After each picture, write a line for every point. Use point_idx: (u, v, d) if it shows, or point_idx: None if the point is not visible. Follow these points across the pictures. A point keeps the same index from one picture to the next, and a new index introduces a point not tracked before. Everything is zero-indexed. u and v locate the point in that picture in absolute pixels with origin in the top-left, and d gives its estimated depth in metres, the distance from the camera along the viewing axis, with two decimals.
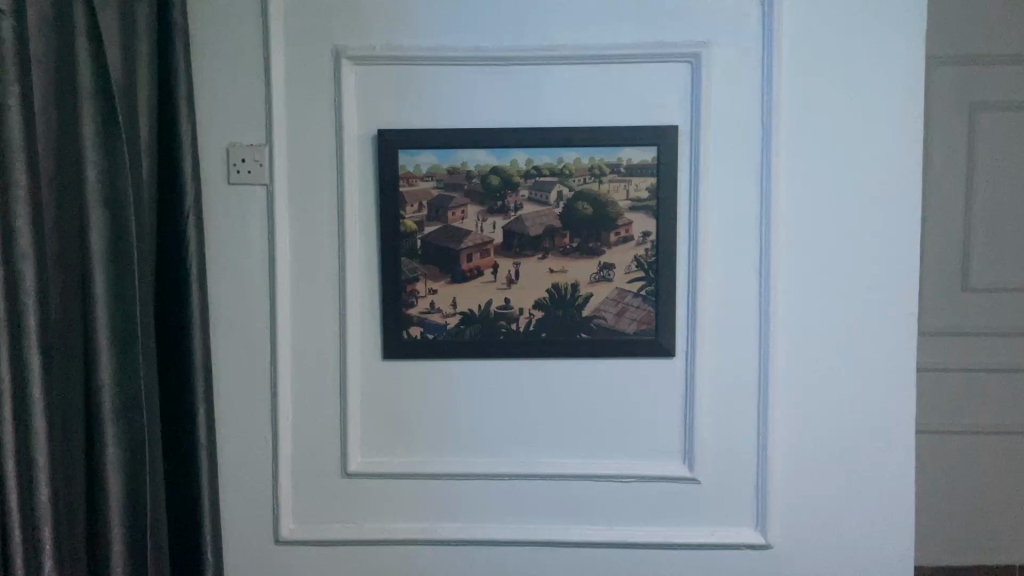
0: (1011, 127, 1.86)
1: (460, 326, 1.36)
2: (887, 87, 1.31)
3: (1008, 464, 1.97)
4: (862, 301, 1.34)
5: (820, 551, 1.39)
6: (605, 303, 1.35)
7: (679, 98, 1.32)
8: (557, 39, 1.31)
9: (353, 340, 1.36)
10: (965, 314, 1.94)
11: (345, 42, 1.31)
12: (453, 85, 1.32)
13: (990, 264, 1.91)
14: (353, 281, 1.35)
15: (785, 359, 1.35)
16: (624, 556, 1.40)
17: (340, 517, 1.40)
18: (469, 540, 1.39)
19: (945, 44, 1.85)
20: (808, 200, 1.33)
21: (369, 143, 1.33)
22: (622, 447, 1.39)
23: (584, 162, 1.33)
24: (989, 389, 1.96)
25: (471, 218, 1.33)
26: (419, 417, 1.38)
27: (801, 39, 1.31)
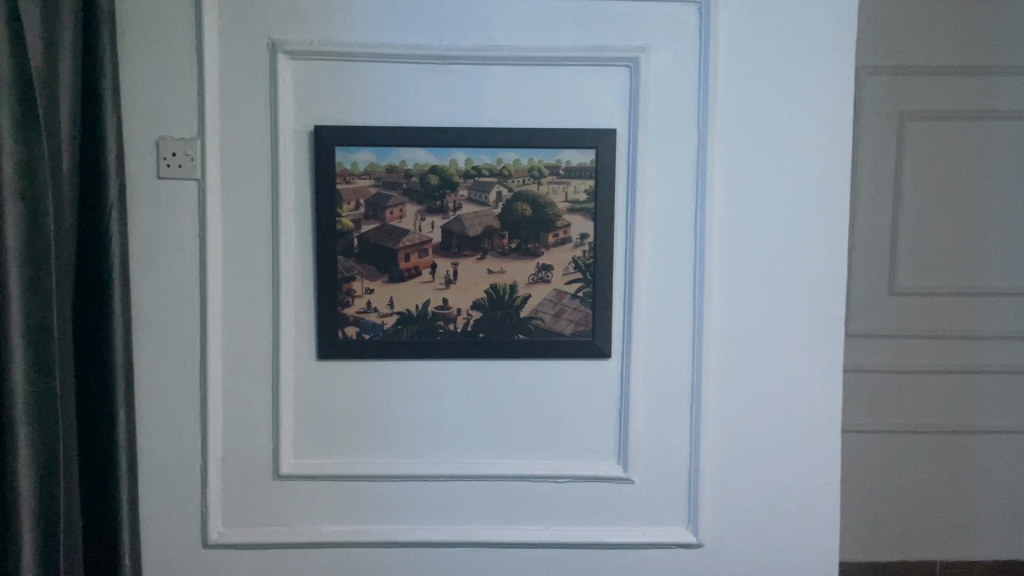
0: (933, 140, 1.94)
1: (397, 326, 1.34)
2: (819, 94, 1.34)
3: (933, 464, 2.05)
4: (794, 303, 1.37)
5: (750, 549, 1.41)
6: (543, 304, 1.35)
7: (618, 101, 1.33)
8: (498, 39, 1.31)
9: (286, 340, 1.33)
10: (891, 315, 2.01)
11: (281, 36, 1.29)
12: (391, 82, 1.31)
13: (915, 270, 1.99)
14: (288, 280, 1.33)
15: (718, 359, 1.37)
16: (557, 557, 1.41)
17: (271, 520, 1.37)
18: (403, 541, 1.38)
19: (873, 56, 1.93)
20: (742, 204, 1.35)
21: (306, 139, 1.31)
22: (558, 448, 1.39)
23: (523, 163, 1.33)
24: (912, 390, 2.03)
25: (410, 218, 1.32)
26: (354, 418, 1.36)
27: (737, 45, 1.33)
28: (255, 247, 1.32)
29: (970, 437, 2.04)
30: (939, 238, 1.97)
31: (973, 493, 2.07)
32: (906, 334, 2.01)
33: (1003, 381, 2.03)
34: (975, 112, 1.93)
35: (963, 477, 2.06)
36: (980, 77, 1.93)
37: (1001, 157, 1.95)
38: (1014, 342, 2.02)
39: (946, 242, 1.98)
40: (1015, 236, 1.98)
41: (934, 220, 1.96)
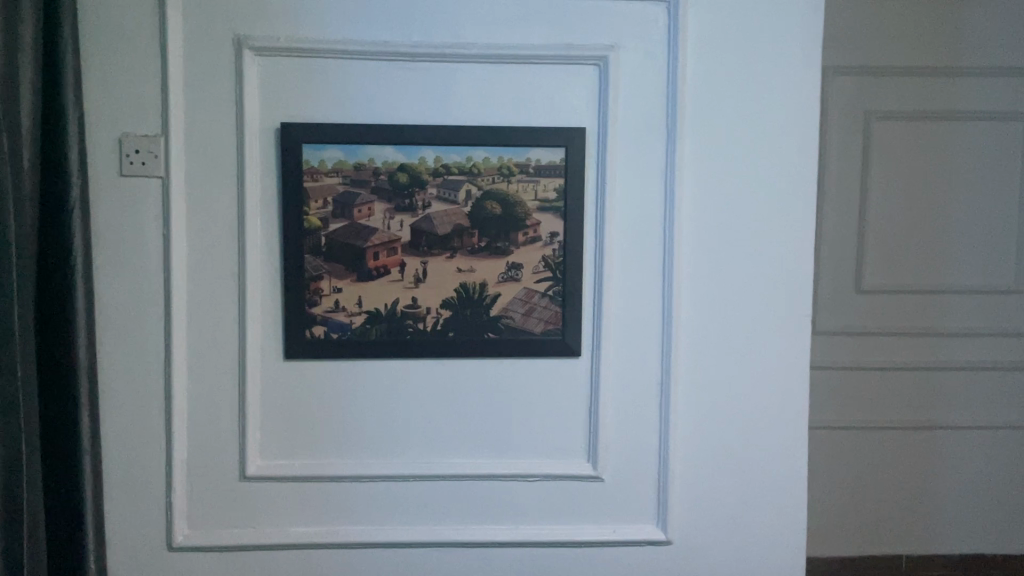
0: (898, 140, 2.04)
1: (366, 325, 1.33)
2: (788, 94, 1.35)
3: (896, 460, 2.14)
4: (762, 301, 1.38)
5: (718, 546, 1.42)
6: (513, 303, 1.35)
7: (587, 100, 1.34)
8: (467, 37, 1.31)
9: (253, 340, 1.32)
10: (859, 313, 2.10)
11: (247, 31, 1.27)
12: (359, 80, 1.30)
13: (881, 267, 2.08)
14: (254, 279, 1.31)
15: (688, 358, 1.38)
16: (527, 556, 1.40)
17: (239, 522, 1.36)
18: (372, 542, 1.37)
19: (839, 57, 2.01)
20: (711, 203, 1.35)
21: (273, 137, 1.30)
22: (528, 447, 1.39)
23: (493, 162, 1.32)
24: (881, 387, 2.12)
25: (378, 216, 1.31)
26: (322, 418, 1.35)
27: (706, 45, 1.33)
28: (221, 246, 1.31)
29: (934, 434, 2.13)
30: (904, 236, 2.07)
31: (938, 489, 2.16)
32: (874, 331, 2.09)
33: (967, 378, 2.12)
34: (938, 112, 2.03)
35: (928, 473, 2.15)
36: (942, 80, 2.03)
37: (963, 158, 2.05)
38: (977, 339, 2.11)
39: (912, 240, 2.07)
40: (977, 234, 2.08)
41: (900, 218, 2.06)
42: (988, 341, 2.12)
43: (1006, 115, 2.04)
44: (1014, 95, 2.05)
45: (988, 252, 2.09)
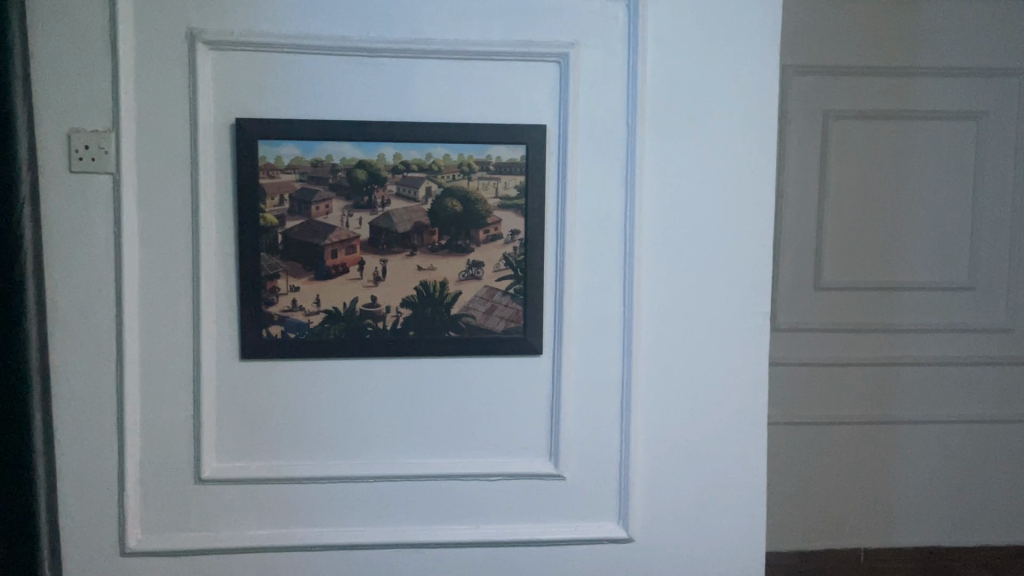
0: (854, 141, 2.13)
1: (324, 325, 1.31)
2: (748, 91, 1.35)
3: (854, 454, 2.22)
4: (723, 299, 1.38)
5: (680, 543, 1.42)
6: (473, 301, 1.34)
7: (547, 97, 1.33)
8: (425, 32, 1.29)
9: (208, 340, 1.29)
10: (818, 310, 2.19)
11: (201, 25, 1.25)
12: (315, 75, 1.28)
13: (839, 265, 2.17)
14: (209, 278, 1.28)
15: (649, 356, 1.38)
16: (489, 556, 1.39)
17: (194, 526, 1.33)
18: (330, 545, 1.35)
19: (797, 58, 2.10)
20: (672, 201, 1.36)
21: (227, 133, 1.27)
22: (489, 446, 1.38)
23: (453, 159, 1.31)
24: (837, 382, 2.20)
25: (336, 213, 1.29)
26: (280, 419, 1.33)
27: (666, 42, 1.33)
28: (174, 244, 1.28)
29: (891, 428, 2.22)
30: (861, 233, 2.16)
31: (895, 481, 2.24)
32: (832, 328, 2.18)
33: (923, 372, 2.21)
34: (895, 111, 2.12)
35: (885, 466, 2.23)
36: (897, 80, 2.13)
37: (917, 159, 2.15)
38: (932, 334, 2.21)
39: (869, 237, 2.17)
40: (931, 232, 2.17)
41: (856, 216, 2.16)
42: (944, 337, 2.21)
43: (958, 118, 2.14)
44: (965, 98, 2.15)
45: (942, 249, 2.18)
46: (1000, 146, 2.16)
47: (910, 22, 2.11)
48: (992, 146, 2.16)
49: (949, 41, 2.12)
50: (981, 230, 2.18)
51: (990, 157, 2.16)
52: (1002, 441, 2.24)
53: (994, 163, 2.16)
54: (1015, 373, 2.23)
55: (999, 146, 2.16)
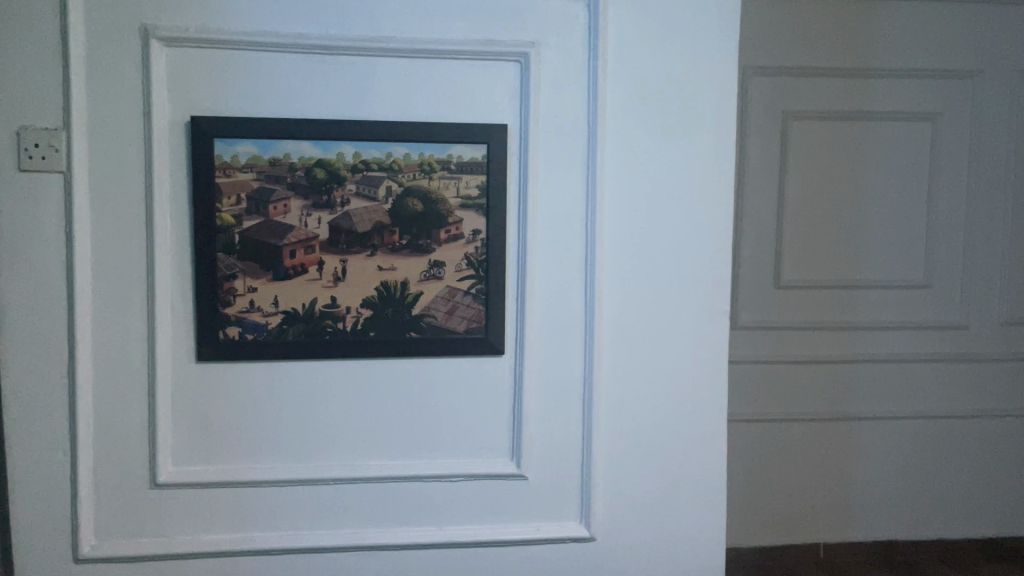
0: (812, 142, 2.19)
1: (282, 326, 1.29)
2: (708, 92, 1.36)
3: (813, 449, 2.27)
4: (684, 299, 1.39)
5: (642, 541, 1.43)
6: (435, 301, 1.33)
7: (508, 96, 1.33)
8: (384, 30, 1.28)
9: (163, 342, 1.27)
10: (777, 308, 2.23)
11: (155, 21, 1.23)
12: (272, 73, 1.26)
13: (799, 264, 2.22)
14: (164, 279, 1.26)
15: (611, 355, 1.38)
16: (451, 557, 1.39)
17: (150, 531, 1.30)
18: (290, 548, 1.33)
19: (757, 58, 2.14)
20: (633, 201, 1.36)
21: (182, 131, 1.25)
22: (451, 447, 1.37)
23: (413, 158, 1.30)
24: (796, 379, 2.25)
25: (295, 213, 1.27)
26: (238, 422, 1.31)
27: (626, 42, 1.34)
28: (128, 244, 1.25)
29: (848, 424, 2.27)
30: (820, 233, 2.22)
31: (852, 476, 2.30)
32: (791, 326, 2.23)
33: (879, 369, 2.27)
34: (852, 112, 2.18)
35: (842, 462, 2.28)
36: (854, 80, 2.18)
37: (874, 160, 2.20)
38: (889, 332, 2.26)
39: (828, 236, 2.22)
40: (888, 232, 2.23)
41: (816, 215, 2.21)
42: (899, 333, 2.27)
43: (912, 119, 2.20)
44: (921, 99, 2.21)
45: (899, 248, 2.24)
46: (953, 146, 2.22)
47: (866, 26, 2.17)
48: (947, 147, 2.22)
49: (902, 44, 2.18)
50: (935, 229, 2.24)
51: (944, 157, 2.23)
52: (955, 436, 2.31)
53: (947, 164, 2.23)
54: (965, 368, 2.30)
55: (952, 147, 2.23)
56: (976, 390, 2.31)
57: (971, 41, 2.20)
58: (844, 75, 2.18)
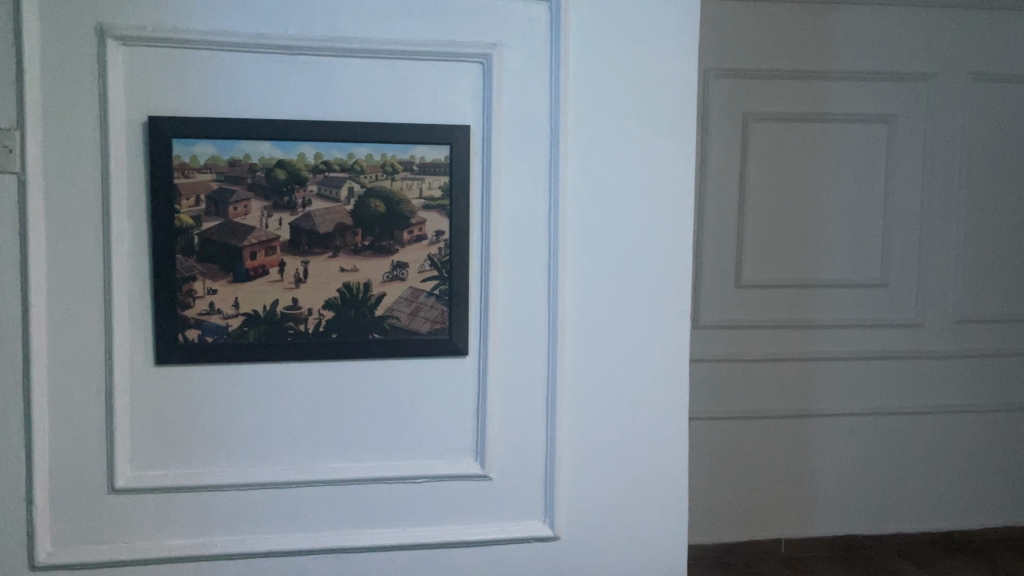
0: (769, 145, 2.24)
1: (243, 328, 1.28)
2: (668, 93, 1.38)
3: (773, 445, 2.33)
4: (645, 298, 1.40)
5: (605, 540, 1.43)
6: (398, 302, 1.33)
7: (470, 97, 1.33)
8: (345, 30, 1.27)
9: (121, 345, 1.25)
10: (738, 308, 2.28)
11: (111, 20, 1.21)
12: (232, 73, 1.25)
13: (759, 264, 2.28)
14: (121, 282, 1.24)
15: (573, 355, 1.39)
16: (415, 558, 1.38)
17: (108, 537, 1.28)
18: (252, 552, 1.32)
19: (717, 60, 2.19)
20: (595, 202, 1.37)
21: (140, 131, 1.23)
22: (415, 448, 1.37)
23: (375, 159, 1.30)
24: (757, 377, 2.31)
25: (255, 214, 1.26)
26: (197, 426, 1.29)
27: (587, 43, 1.34)
28: (84, 246, 1.23)
29: (806, 420, 2.32)
30: (778, 233, 2.27)
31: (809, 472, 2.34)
32: (752, 325, 2.28)
33: (838, 367, 2.32)
34: (810, 114, 2.23)
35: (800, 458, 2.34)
36: (811, 82, 2.24)
37: (830, 162, 2.26)
38: (846, 330, 2.32)
39: (788, 236, 2.27)
40: (846, 232, 2.29)
41: (776, 215, 2.27)
42: (857, 333, 2.32)
43: (867, 122, 2.26)
44: (877, 101, 2.26)
45: (857, 248, 2.30)
46: (909, 147, 2.28)
47: (819, 31, 2.23)
48: (903, 148, 2.28)
49: (855, 49, 2.24)
50: (892, 229, 2.30)
51: (901, 157, 2.28)
52: (913, 433, 2.37)
53: (904, 164, 2.28)
54: (921, 366, 2.36)
55: (908, 148, 2.29)
56: (929, 386, 2.37)
57: (922, 46, 2.26)
58: (799, 80, 2.23)
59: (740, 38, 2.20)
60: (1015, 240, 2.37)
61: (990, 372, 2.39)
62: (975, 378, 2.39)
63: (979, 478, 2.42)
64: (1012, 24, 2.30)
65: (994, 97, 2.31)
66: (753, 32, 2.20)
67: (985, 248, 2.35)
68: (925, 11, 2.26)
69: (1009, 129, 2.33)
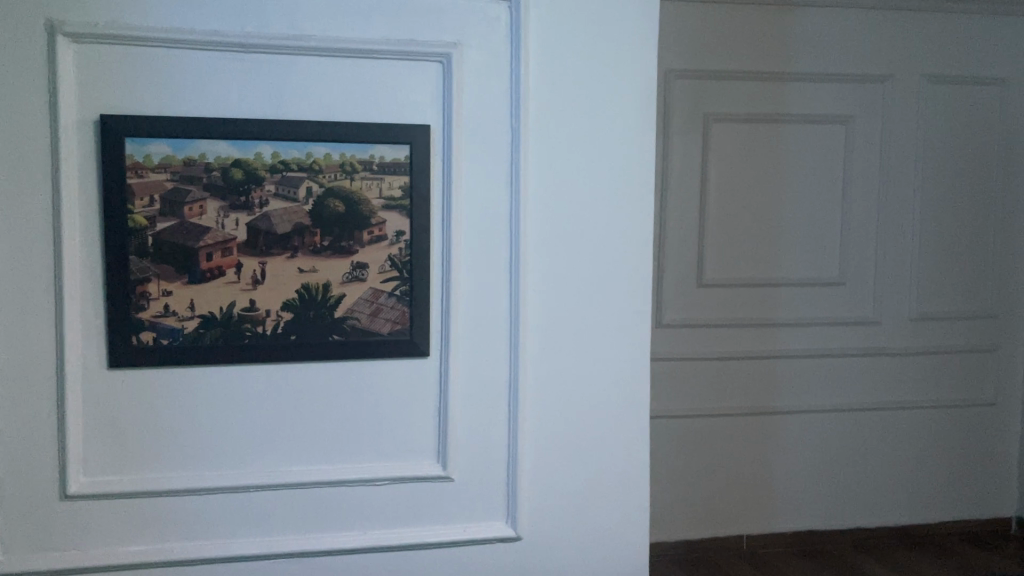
0: (717, 156, 2.41)
1: (199, 330, 1.26)
2: (629, 92, 1.38)
3: (732, 445, 2.51)
4: (608, 297, 1.41)
5: (569, 539, 1.43)
6: (358, 303, 1.32)
7: (431, 97, 1.32)
8: (303, 29, 1.26)
9: (73, 348, 1.22)
10: (707, 305, 2.46)
11: (61, 16, 1.18)
12: (186, 71, 1.23)
13: (718, 263, 2.45)
14: (73, 283, 1.22)
15: (537, 355, 1.39)
16: (376, 561, 1.37)
17: (60, 545, 1.26)
18: (209, 558, 1.30)
19: (676, 61, 2.36)
20: (559, 201, 1.37)
21: (92, 130, 1.21)
22: (376, 450, 1.36)
23: (334, 158, 1.28)
24: (722, 375, 2.49)
25: (212, 215, 1.24)
26: (153, 430, 1.27)
27: (549, 43, 1.34)
28: (34, 247, 1.20)
29: (772, 417, 2.52)
30: (726, 239, 2.44)
31: (756, 466, 2.53)
32: (714, 323, 2.46)
33: (796, 364, 2.52)
34: (770, 114, 2.42)
35: (744, 452, 2.52)
36: (773, 83, 2.43)
37: (774, 173, 2.44)
38: (805, 328, 2.51)
39: (749, 233, 2.45)
40: (807, 230, 2.48)
41: (739, 212, 2.44)
42: (815, 331, 2.52)
43: (806, 136, 2.45)
44: (836, 102, 2.46)
45: (815, 249, 2.49)
46: (868, 146, 2.48)
47: (778, 33, 2.42)
48: (859, 147, 2.48)
49: (796, 68, 2.42)
50: (852, 228, 2.50)
51: (858, 155, 2.48)
52: (862, 428, 2.57)
53: (858, 164, 2.49)
54: (873, 363, 2.57)
55: (864, 148, 2.49)
56: (865, 383, 2.57)
57: (846, 65, 2.46)
58: (740, 95, 2.41)
59: (677, 56, 2.37)
60: (953, 245, 2.58)
61: (919, 368, 2.60)
62: (905, 375, 2.59)
63: (912, 469, 2.63)
64: (928, 44, 2.50)
65: (918, 111, 2.50)
66: (690, 51, 2.37)
67: (933, 242, 2.56)
68: (862, 15, 2.45)
69: (937, 129, 2.53)
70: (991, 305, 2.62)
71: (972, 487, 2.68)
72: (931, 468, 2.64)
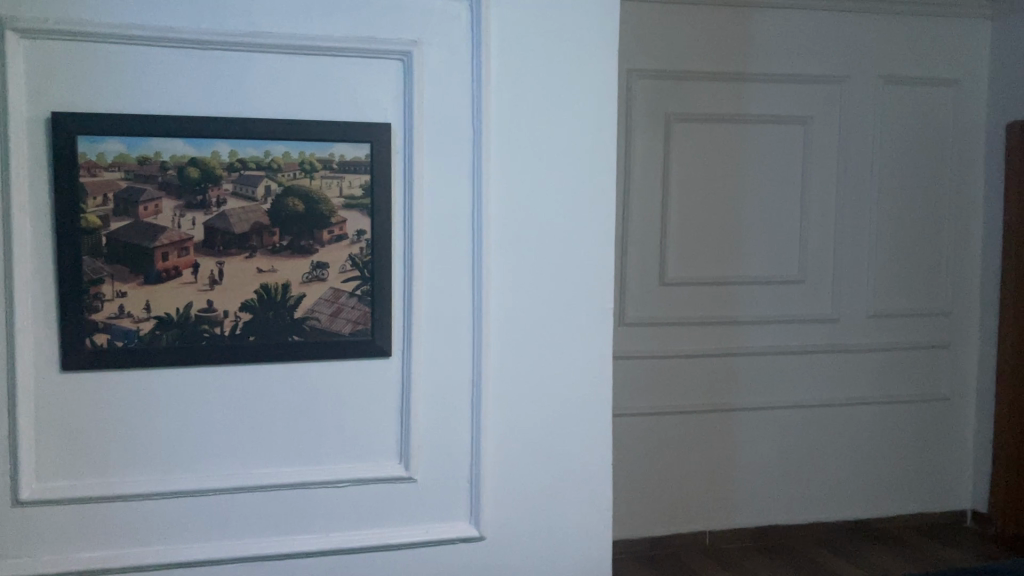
0: (678, 156, 2.43)
1: (155, 332, 1.24)
2: (590, 91, 1.38)
3: (693, 442, 2.53)
4: (571, 296, 1.41)
5: (531, 538, 1.44)
6: (318, 303, 1.30)
7: (391, 95, 1.31)
8: (261, 26, 1.24)
9: (24, 351, 1.19)
10: (669, 303, 2.48)
11: (10, 11, 1.15)
12: (141, 68, 1.20)
13: (679, 262, 2.47)
14: (24, 285, 1.19)
15: (499, 354, 1.38)
16: (338, 564, 1.36)
17: (12, 552, 1.23)
18: (167, 563, 1.28)
19: (638, 61, 2.38)
20: (521, 200, 1.37)
21: (43, 128, 1.18)
22: (338, 452, 1.35)
23: (293, 157, 1.27)
24: (683, 372, 2.51)
25: (168, 214, 1.22)
26: (108, 434, 1.24)
27: (510, 41, 1.34)
28: None
29: (733, 414, 2.55)
30: (688, 238, 2.46)
31: (718, 462, 2.55)
32: (676, 322, 2.48)
33: (756, 361, 2.55)
34: (731, 114, 2.44)
35: (706, 448, 2.54)
36: (733, 83, 2.45)
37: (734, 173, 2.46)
38: (765, 326, 2.54)
39: (710, 233, 2.47)
40: (767, 230, 2.51)
41: (700, 211, 2.46)
42: (775, 329, 2.55)
43: (766, 136, 2.48)
44: (795, 102, 2.50)
45: (775, 248, 2.52)
46: (825, 146, 2.52)
47: (739, 34, 2.44)
48: (817, 147, 2.52)
49: (755, 68, 2.45)
50: (811, 228, 2.54)
51: (816, 154, 2.52)
52: (819, 423, 2.61)
53: (816, 164, 2.52)
54: (831, 360, 2.61)
55: (822, 147, 2.52)
56: (824, 379, 2.61)
57: (804, 65, 2.49)
58: (701, 95, 2.43)
59: (639, 56, 2.38)
60: (908, 244, 2.63)
61: (875, 364, 2.64)
62: (863, 371, 2.63)
63: (869, 463, 2.67)
64: (885, 45, 2.54)
65: (874, 111, 2.55)
66: (653, 51, 2.39)
67: (888, 241, 2.61)
68: (820, 15, 2.49)
69: (893, 128, 2.57)
70: (945, 302, 2.68)
71: (926, 480, 2.74)
72: (888, 462, 2.69)
